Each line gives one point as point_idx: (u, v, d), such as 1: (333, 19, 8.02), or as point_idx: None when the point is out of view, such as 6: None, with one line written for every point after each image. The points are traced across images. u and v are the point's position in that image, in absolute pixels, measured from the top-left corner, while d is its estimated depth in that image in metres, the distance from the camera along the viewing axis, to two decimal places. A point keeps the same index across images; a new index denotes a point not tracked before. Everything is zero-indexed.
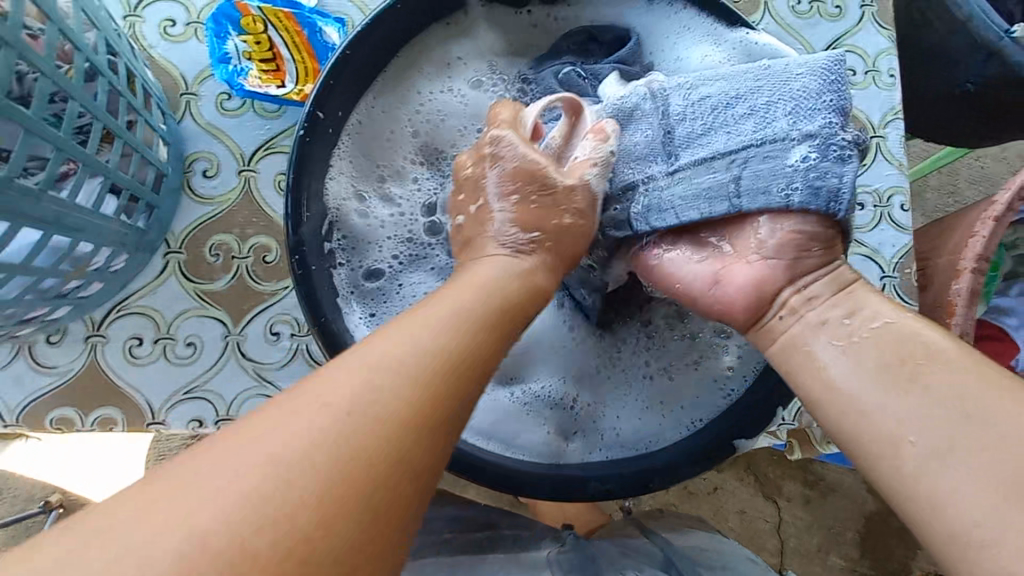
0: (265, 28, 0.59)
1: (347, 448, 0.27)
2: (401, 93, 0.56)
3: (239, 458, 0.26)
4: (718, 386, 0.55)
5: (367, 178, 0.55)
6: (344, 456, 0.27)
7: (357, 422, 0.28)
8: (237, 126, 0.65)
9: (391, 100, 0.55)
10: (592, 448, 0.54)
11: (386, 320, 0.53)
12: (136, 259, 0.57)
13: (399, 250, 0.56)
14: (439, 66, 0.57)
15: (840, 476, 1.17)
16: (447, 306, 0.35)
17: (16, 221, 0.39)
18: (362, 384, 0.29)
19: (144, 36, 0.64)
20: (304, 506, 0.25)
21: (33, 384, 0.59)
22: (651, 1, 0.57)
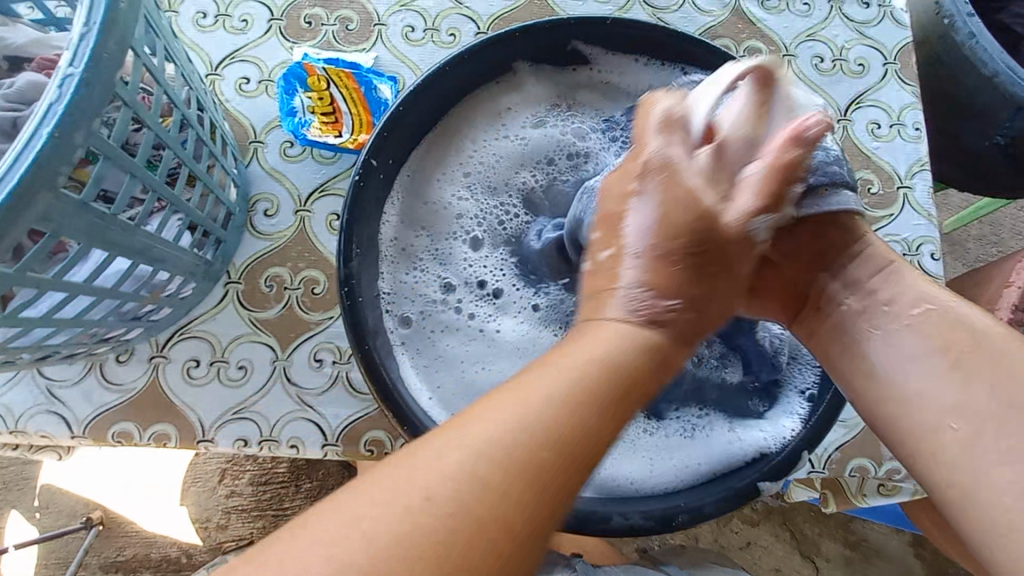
0: (327, 85, 0.68)
1: (472, 500, 0.30)
2: (459, 145, 0.63)
3: (422, 478, 0.31)
4: (730, 442, 0.56)
5: (415, 227, 0.61)
6: (475, 516, 0.30)
7: (467, 487, 0.31)
8: (298, 170, 0.71)
9: (445, 153, 0.62)
10: (601, 484, 0.54)
11: (411, 356, 0.58)
12: (202, 287, 0.63)
13: (432, 297, 0.60)
14: (492, 122, 0.64)
15: (884, 538, 1.11)
16: (563, 366, 0.36)
17: (115, 252, 0.45)
18: (512, 435, 0.32)
19: (221, 91, 0.73)
20: (437, 540, 0.29)
21: (101, 399, 0.64)
22: (687, 73, 0.62)
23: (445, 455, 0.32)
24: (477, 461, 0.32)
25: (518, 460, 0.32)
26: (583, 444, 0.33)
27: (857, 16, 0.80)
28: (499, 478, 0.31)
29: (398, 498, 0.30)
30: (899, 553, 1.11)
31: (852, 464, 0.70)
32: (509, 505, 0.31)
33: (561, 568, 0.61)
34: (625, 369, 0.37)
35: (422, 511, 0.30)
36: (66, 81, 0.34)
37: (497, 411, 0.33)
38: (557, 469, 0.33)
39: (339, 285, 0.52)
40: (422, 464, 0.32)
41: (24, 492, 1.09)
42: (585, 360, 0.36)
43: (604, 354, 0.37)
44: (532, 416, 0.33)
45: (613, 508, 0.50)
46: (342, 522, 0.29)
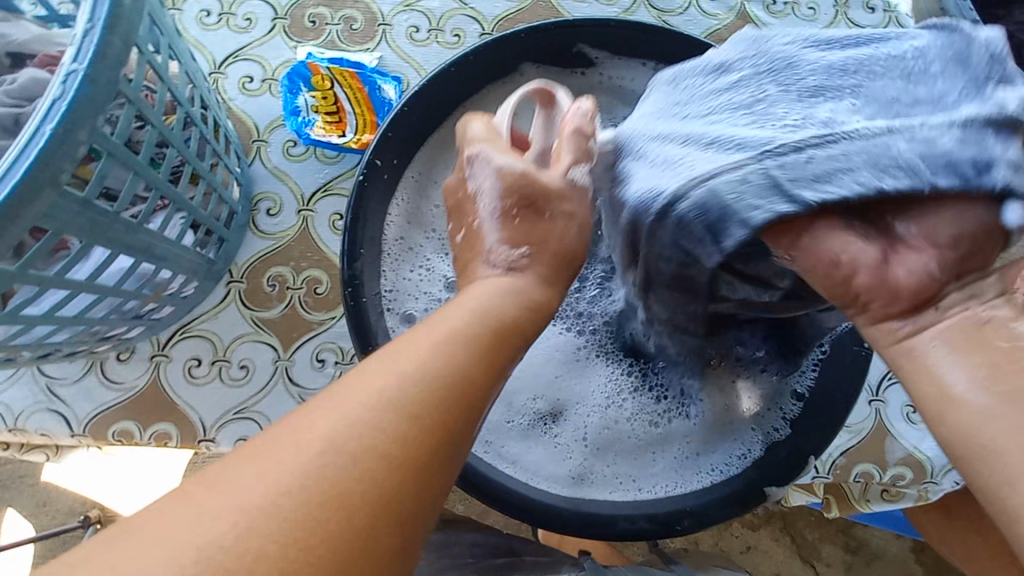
0: (331, 84, 0.67)
1: (360, 445, 0.29)
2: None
3: (280, 470, 0.28)
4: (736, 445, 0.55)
5: (421, 229, 0.61)
6: (353, 468, 0.29)
7: (342, 444, 0.29)
8: (301, 170, 0.71)
9: (450, 153, 0.62)
10: (604, 488, 0.54)
11: None
12: (204, 287, 0.63)
13: (437, 298, 0.60)
14: None
15: (884, 543, 1.11)
16: (443, 323, 0.35)
17: (118, 250, 0.44)
18: (386, 398, 0.31)
19: (225, 89, 0.73)
20: (272, 545, 0.26)
21: (101, 398, 0.64)
22: None
23: (294, 439, 0.29)
24: (332, 442, 0.29)
25: (374, 431, 0.30)
26: (455, 385, 0.33)
27: (862, 20, 0.80)
28: (390, 429, 0.30)
29: (283, 462, 0.28)
30: (900, 559, 1.11)
31: (857, 469, 0.69)
32: (394, 462, 0.29)
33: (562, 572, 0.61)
34: (507, 318, 0.37)
35: (265, 507, 0.27)
36: (70, 77, 0.33)
37: (337, 395, 0.31)
38: (425, 436, 0.31)
39: (344, 286, 0.52)
40: (301, 419, 0.30)
41: (23, 490, 1.09)
42: (466, 314, 0.36)
43: (482, 304, 0.37)
44: (418, 363, 0.32)
45: (617, 512, 0.50)
46: (224, 515, 0.27)
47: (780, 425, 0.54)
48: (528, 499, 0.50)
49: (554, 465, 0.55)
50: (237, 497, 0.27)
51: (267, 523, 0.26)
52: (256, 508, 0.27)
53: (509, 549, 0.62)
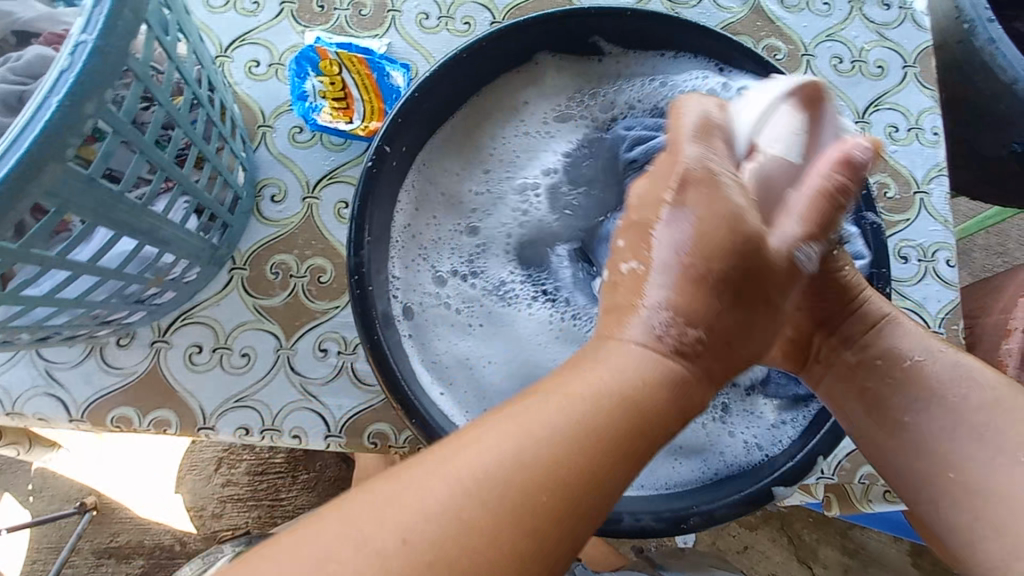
0: (340, 70, 0.67)
1: (516, 500, 0.30)
2: (475, 138, 0.62)
3: (423, 498, 0.29)
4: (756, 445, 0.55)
5: (430, 210, 0.60)
6: (489, 528, 0.29)
7: (506, 511, 0.30)
8: (306, 156, 0.70)
9: (464, 138, 0.61)
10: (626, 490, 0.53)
11: (417, 347, 0.56)
12: (207, 273, 0.62)
13: (445, 285, 0.60)
14: (510, 111, 0.62)
15: (881, 546, 1.11)
16: (601, 380, 0.34)
17: (122, 232, 0.43)
18: (552, 441, 0.31)
19: (231, 73, 0.71)
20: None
21: (101, 383, 0.63)
22: (718, 77, 0.61)
23: (472, 464, 0.31)
24: (489, 473, 0.30)
25: (534, 490, 0.30)
26: (576, 469, 0.31)
27: (878, 18, 0.79)
28: (544, 483, 0.30)
29: (387, 522, 0.29)
30: (896, 561, 1.11)
31: (862, 472, 0.69)
32: (558, 518, 0.30)
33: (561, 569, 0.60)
34: (646, 405, 0.34)
35: (428, 546, 0.28)
36: (78, 49, 0.32)
37: (499, 433, 0.32)
38: (585, 487, 0.31)
39: (348, 275, 0.51)
40: (432, 472, 0.30)
41: (17, 475, 1.08)
42: (609, 403, 0.33)
43: (637, 373, 0.35)
44: (558, 426, 0.32)
45: (624, 508, 0.49)
46: (352, 529, 0.28)
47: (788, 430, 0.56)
48: None
49: None
50: (356, 524, 0.29)
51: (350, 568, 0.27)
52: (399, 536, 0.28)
53: None
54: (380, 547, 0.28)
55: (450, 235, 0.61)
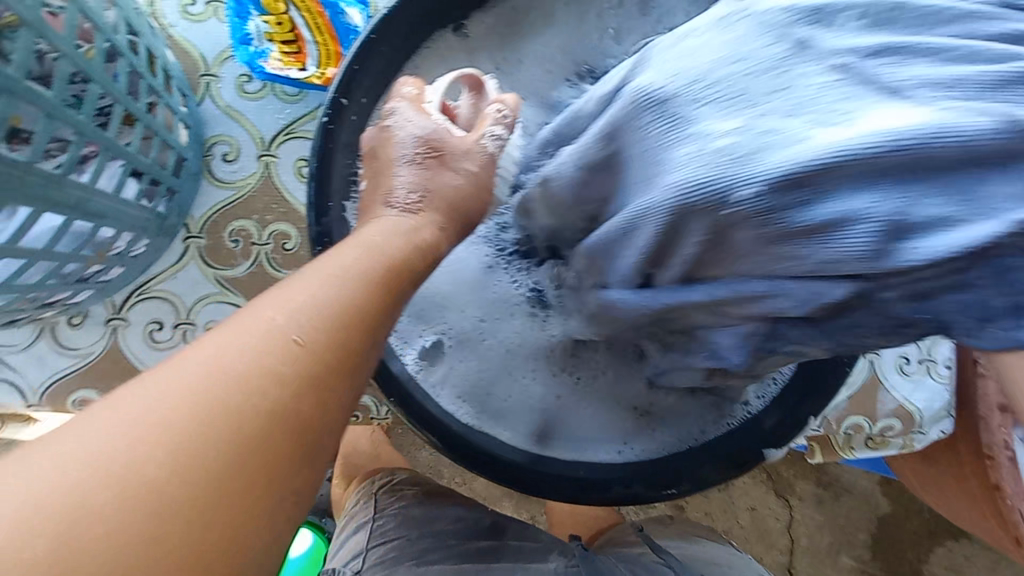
0: (286, 8, 0.56)
1: (184, 430, 0.24)
2: (443, 85, 0.53)
3: (97, 434, 0.23)
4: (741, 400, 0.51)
5: None
6: (165, 482, 0.23)
7: (247, 367, 0.26)
8: (258, 110, 0.63)
9: (439, 81, 0.53)
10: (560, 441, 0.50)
11: None
12: (157, 244, 0.57)
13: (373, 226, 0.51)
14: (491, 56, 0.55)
15: (855, 476, 1.05)
16: (340, 263, 0.32)
17: (39, 206, 0.39)
18: (174, 414, 0.24)
19: (164, 14, 0.63)
20: (150, 511, 0.22)
21: (56, 365, 0.59)
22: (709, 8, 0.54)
23: (171, 383, 0.25)
24: (174, 409, 0.24)
25: (188, 425, 0.24)
26: (303, 388, 0.27)
27: None
28: (171, 430, 0.23)
29: (157, 397, 0.24)
30: (867, 490, 1.04)
31: (847, 421, 0.69)
32: (285, 430, 0.26)
33: (550, 553, 0.61)
34: (404, 259, 0.35)
35: (116, 464, 0.22)
36: None
37: (186, 358, 0.26)
38: (283, 419, 0.26)
39: (313, 245, 0.48)
40: (176, 370, 0.25)
41: None
42: (352, 254, 0.33)
43: (374, 245, 0.35)
44: (206, 361, 0.26)
45: (610, 476, 0.49)
46: (87, 439, 0.23)
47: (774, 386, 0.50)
48: (507, 467, 0.48)
49: (516, 412, 0.51)
50: (70, 444, 0.22)
51: (130, 452, 0.23)
52: (115, 474, 0.22)
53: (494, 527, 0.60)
54: (190, 402, 0.24)
55: (382, 179, 0.51)
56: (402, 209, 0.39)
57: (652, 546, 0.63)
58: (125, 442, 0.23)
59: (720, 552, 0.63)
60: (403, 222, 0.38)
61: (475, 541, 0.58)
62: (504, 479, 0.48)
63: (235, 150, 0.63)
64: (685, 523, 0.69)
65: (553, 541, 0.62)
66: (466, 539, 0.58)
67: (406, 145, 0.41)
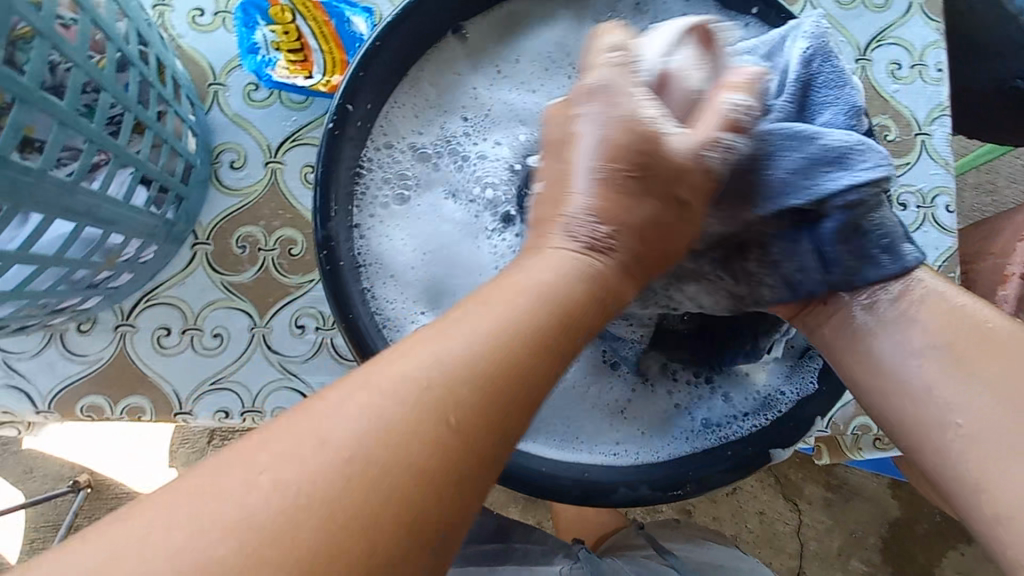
0: (293, 17, 0.58)
1: (352, 513, 0.24)
2: (449, 86, 0.55)
3: (249, 492, 0.24)
4: (760, 404, 0.51)
5: (385, 144, 0.53)
6: (295, 564, 0.23)
7: (386, 440, 0.26)
8: (265, 117, 0.64)
9: (445, 84, 0.55)
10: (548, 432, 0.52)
11: (376, 285, 0.52)
12: (166, 250, 0.58)
13: (369, 218, 0.52)
14: (500, 63, 0.56)
15: (864, 480, 1.03)
16: (512, 305, 0.31)
17: (50, 213, 0.39)
18: (329, 482, 0.25)
19: (172, 25, 0.64)
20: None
21: (66, 371, 0.60)
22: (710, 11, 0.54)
23: (310, 446, 0.25)
24: (329, 481, 0.25)
25: (327, 487, 0.25)
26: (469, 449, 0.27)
27: None
28: (301, 509, 0.24)
29: (306, 467, 0.25)
30: (876, 494, 1.03)
31: (854, 422, 0.69)
32: (440, 487, 0.26)
33: (557, 557, 0.60)
34: (578, 303, 0.33)
35: (259, 539, 0.23)
36: None
37: (338, 408, 0.26)
38: (434, 490, 0.26)
39: (318, 250, 0.47)
40: (296, 441, 0.26)
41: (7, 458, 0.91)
42: (526, 296, 0.32)
43: (551, 280, 0.33)
44: (364, 427, 0.26)
45: (617, 479, 0.49)
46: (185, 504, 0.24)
47: (783, 393, 0.51)
48: (516, 469, 0.48)
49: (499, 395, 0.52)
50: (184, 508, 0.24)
51: (282, 523, 0.24)
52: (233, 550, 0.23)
53: (500, 532, 0.60)
54: (308, 489, 0.24)
55: (385, 174, 0.53)
56: (585, 246, 0.35)
57: (659, 551, 0.63)
58: (294, 494, 0.24)
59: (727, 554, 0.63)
60: (582, 263, 0.34)
61: (481, 545, 0.58)
62: (512, 484, 0.48)
63: (240, 157, 0.63)
64: (688, 524, 0.68)
65: (559, 546, 0.62)
66: (471, 543, 0.58)
67: (591, 153, 0.36)
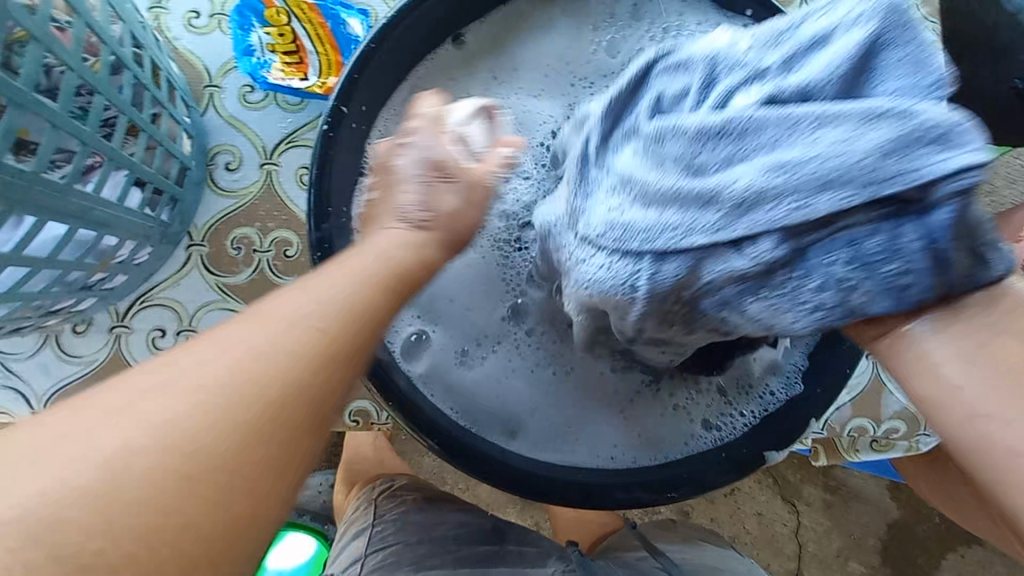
0: (288, 19, 0.58)
1: (198, 439, 0.26)
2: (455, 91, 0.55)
3: (158, 407, 0.26)
4: (755, 402, 0.51)
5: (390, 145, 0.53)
6: (153, 478, 0.24)
7: (276, 363, 0.28)
8: (261, 119, 0.64)
9: (452, 89, 0.55)
10: (540, 438, 0.52)
11: None
12: (161, 252, 0.58)
13: None
14: (506, 69, 0.56)
15: (862, 481, 1.03)
16: (335, 284, 0.32)
17: (44, 215, 0.40)
18: (192, 409, 0.26)
19: (169, 27, 0.64)
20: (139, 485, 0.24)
21: (61, 372, 0.60)
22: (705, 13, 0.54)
23: (203, 379, 0.27)
24: (197, 394, 0.27)
25: (202, 416, 0.26)
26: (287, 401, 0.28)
27: None
28: (189, 422, 0.26)
29: (188, 384, 0.27)
30: (874, 496, 1.03)
31: (851, 424, 0.69)
32: (266, 429, 0.27)
33: (552, 560, 0.60)
34: (398, 271, 0.36)
35: (163, 436, 0.25)
36: None
37: (221, 344, 0.28)
38: (229, 447, 0.26)
39: (313, 251, 0.48)
40: (193, 362, 0.28)
41: None
42: (346, 283, 0.33)
43: (384, 253, 0.36)
44: (266, 361, 0.28)
45: (611, 480, 0.49)
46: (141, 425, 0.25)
47: (781, 392, 0.51)
48: (511, 472, 0.48)
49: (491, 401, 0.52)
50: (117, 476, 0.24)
51: (189, 426, 0.26)
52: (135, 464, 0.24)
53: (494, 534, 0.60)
54: (203, 406, 0.26)
55: None
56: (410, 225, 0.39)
57: (654, 553, 0.62)
58: (205, 399, 0.27)
59: (722, 556, 0.63)
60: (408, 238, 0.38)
61: (475, 547, 0.58)
62: (507, 486, 0.48)
63: (235, 158, 0.63)
64: (684, 525, 0.68)
65: (554, 547, 0.62)
66: (466, 545, 0.58)
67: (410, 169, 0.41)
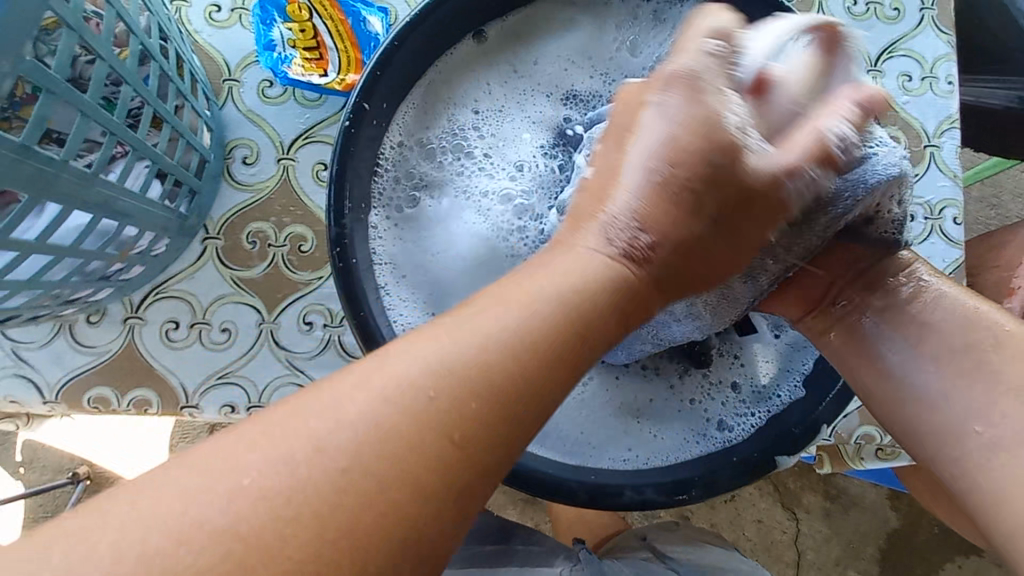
0: (310, 15, 0.58)
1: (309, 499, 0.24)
2: (465, 83, 0.55)
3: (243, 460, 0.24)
4: (762, 397, 0.53)
5: (403, 140, 0.54)
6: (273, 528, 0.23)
7: (402, 428, 0.25)
8: (278, 114, 0.64)
9: (463, 83, 0.55)
10: (562, 448, 0.51)
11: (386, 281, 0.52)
12: (177, 244, 0.58)
13: (385, 215, 0.53)
14: (518, 65, 0.56)
15: (862, 489, 1.04)
16: (512, 308, 0.29)
17: (70, 204, 0.40)
18: (316, 475, 0.24)
19: (189, 20, 0.65)
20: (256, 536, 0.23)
21: (74, 362, 0.60)
22: None
23: (308, 433, 0.25)
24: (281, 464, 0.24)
25: (316, 481, 0.24)
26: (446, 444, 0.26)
27: None
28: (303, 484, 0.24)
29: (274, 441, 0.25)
30: (874, 504, 1.03)
31: (858, 431, 0.69)
32: (439, 487, 0.25)
33: (558, 560, 0.60)
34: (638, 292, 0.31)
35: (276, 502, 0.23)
36: None
37: (357, 391, 0.26)
38: (398, 498, 0.25)
39: (330, 246, 0.48)
40: (289, 421, 0.25)
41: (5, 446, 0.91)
42: (553, 304, 0.29)
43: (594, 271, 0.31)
44: (383, 415, 0.25)
45: (624, 480, 0.49)
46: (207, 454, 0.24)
47: (785, 384, 0.53)
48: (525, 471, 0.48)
49: None
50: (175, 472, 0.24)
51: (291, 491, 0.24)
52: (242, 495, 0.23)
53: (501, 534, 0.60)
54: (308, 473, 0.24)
55: (402, 170, 0.54)
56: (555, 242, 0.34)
57: (659, 554, 0.63)
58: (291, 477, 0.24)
59: (727, 560, 0.63)
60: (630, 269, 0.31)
61: (483, 545, 0.58)
62: (520, 483, 0.47)
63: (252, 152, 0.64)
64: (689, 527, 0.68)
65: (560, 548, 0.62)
66: (473, 543, 0.58)
67: None
